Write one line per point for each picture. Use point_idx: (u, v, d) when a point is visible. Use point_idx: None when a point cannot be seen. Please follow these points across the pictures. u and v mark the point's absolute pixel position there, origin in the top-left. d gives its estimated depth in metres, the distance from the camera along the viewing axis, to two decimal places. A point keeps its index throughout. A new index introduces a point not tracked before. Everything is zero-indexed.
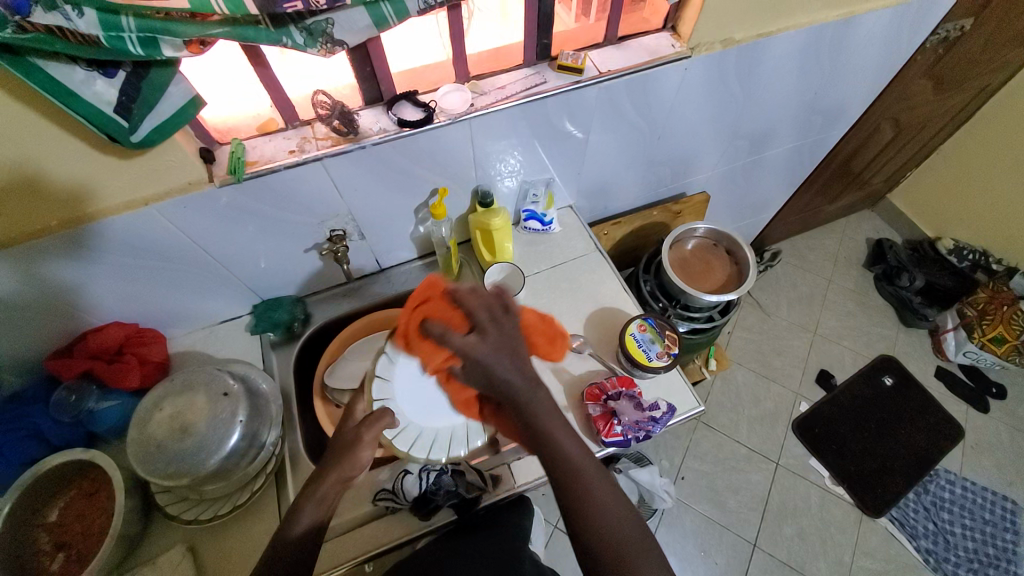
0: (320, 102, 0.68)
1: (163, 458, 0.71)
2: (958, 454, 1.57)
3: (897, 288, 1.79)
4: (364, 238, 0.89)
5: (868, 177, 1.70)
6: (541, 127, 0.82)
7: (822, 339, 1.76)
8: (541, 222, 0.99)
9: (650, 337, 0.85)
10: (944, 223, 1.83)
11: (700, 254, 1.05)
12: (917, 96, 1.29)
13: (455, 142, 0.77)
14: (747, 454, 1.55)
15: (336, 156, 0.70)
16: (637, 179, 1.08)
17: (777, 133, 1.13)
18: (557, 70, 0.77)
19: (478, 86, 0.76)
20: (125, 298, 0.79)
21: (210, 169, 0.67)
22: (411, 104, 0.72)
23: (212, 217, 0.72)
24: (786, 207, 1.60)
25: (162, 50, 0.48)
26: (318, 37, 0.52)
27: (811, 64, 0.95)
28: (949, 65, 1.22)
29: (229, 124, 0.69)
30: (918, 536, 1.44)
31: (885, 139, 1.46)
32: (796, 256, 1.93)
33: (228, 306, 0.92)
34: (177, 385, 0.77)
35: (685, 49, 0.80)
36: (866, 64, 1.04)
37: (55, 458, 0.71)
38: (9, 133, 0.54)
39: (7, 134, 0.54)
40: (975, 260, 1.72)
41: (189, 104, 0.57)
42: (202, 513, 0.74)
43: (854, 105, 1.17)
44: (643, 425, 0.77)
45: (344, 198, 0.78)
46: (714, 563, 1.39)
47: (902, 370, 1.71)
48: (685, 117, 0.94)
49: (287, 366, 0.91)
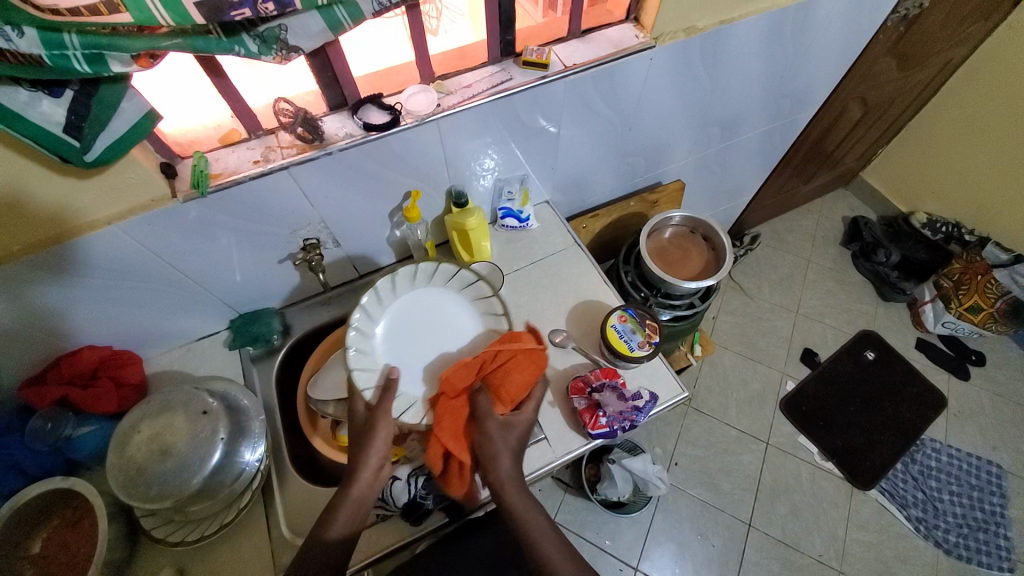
0: (282, 110, 0.67)
1: (145, 481, 0.70)
2: (941, 422, 1.61)
3: (874, 264, 1.82)
4: (339, 244, 0.88)
5: (841, 156, 1.72)
6: (512, 125, 0.82)
7: (805, 318, 1.79)
8: (518, 219, 0.99)
9: (631, 327, 0.85)
10: (915, 198, 1.86)
11: (677, 242, 1.06)
12: (882, 74, 1.31)
13: (425, 144, 0.76)
14: (738, 436, 1.57)
15: (302, 164, 0.69)
16: (611, 171, 1.08)
17: (747, 118, 1.14)
18: (522, 66, 0.77)
19: (444, 86, 0.75)
20: (96, 321, 0.78)
21: (173, 185, 0.66)
22: (377, 107, 0.71)
23: (180, 233, 0.71)
24: (762, 190, 1.62)
25: (110, 66, 0.47)
26: (273, 44, 0.51)
27: (775, 48, 0.96)
28: (912, 42, 1.24)
29: (190, 136, 0.67)
30: (908, 505, 1.48)
31: (853, 119, 1.48)
32: (775, 238, 1.96)
33: (205, 322, 0.90)
34: (155, 405, 0.75)
35: (648, 39, 0.80)
36: (830, 44, 1.05)
37: (34, 489, 0.69)
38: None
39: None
40: (948, 232, 1.74)
41: (145, 118, 0.56)
42: (189, 535, 0.73)
43: (820, 88, 1.19)
44: (626, 415, 0.77)
45: (315, 206, 0.77)
46: (712, 546, 1.40)
47: (884, 344, 1.74)
48: (654, 107, 0.94)
49: (269, 380, 0.89)
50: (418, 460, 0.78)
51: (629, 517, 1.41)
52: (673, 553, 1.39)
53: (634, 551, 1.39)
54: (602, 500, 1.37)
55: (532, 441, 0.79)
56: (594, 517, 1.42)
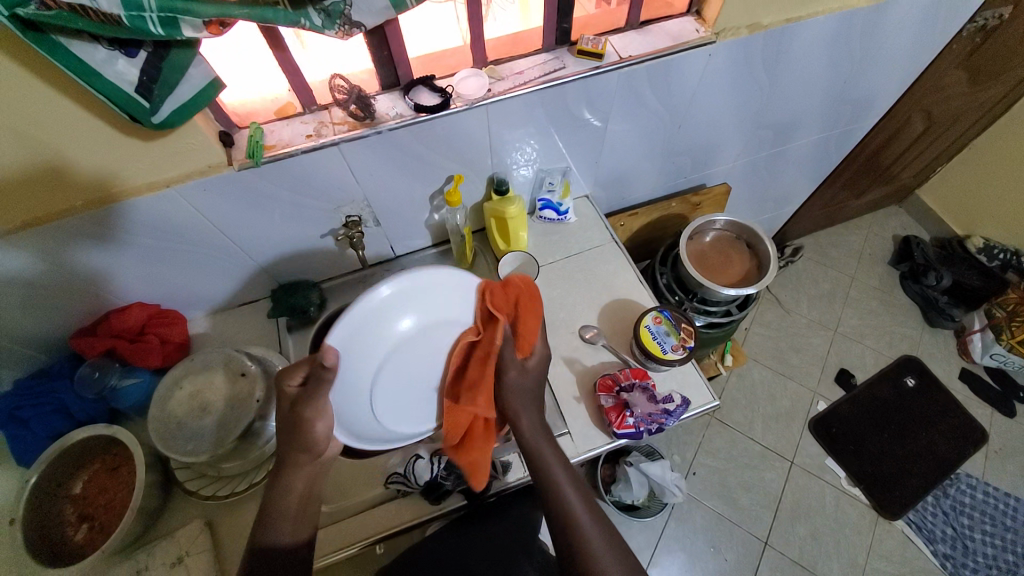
0: (337, 86, 0.67)
1: (182, 435, 0.73)
2: (981, 458, 1.53)
3: (922, 286, 1.73)
4: (379, 224, 0.89)
5: (897, 171, 1.64)
6: (558, 115, 0.80)
7: (843, 338, 1.72)
8: (556, 211, 0.98)
9: (665, 329, 0.84)
10: (974, 221, 1.76)
11: (718, 247, 1.03)
12: (950, 87, 1.25)
13: (471, 129, 0.76)
14: (761, 451, 1.53)
15: (352, 141, 0.70)
16: (654, 170, 1.06)
17: (803, 123, 1.10)
18: (576, 55, 0.75)
19: (495, 71, 0.75)
20: (147, 279, 0.81)
21: (229, 153, 0.68)
22: (428, 89, 0.71)
23: (230, 200, 0.73)
24: (808, 202, 1.57)
25: (182, 30, 0.48)
26: (336, 19, 0.51)
27: (841, 52, 0.91)
28: (987, 56, 1.17)
29: (248, 107, 0.69)
30: (936, 540, 1.41)
31: (915, 133, 1.41)
32: (817, 252, 1.89)
33: (247, 289, 0.93)
34: (195, 364, 0.79)
35: (708, 34, 0.77)
36: (899, 52, 1.00)
37: (79, 433, 0.74)
38: (20, 107, 0.54)
39: (17, 107, 0.54)
40: (1006, 260, 1.66)
41: (209, 85, 0.57)
42: (220, 490, 0.76)
43: (883, 96, 1.13)
44: (655, 417, 0.76)
45: (359, 183, 0.78)
46: (724, 560, 1.38)
47: (926, 371, 1.66)
48: (706, 106, 0.91)
49: (302, 350, 0.91)
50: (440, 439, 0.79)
51: (641, 522, 1.39)
52: (683, 562, 1.37)
53: (643, 556, 1.38)
54: (615, 501, 1.37)
55: (556, 435, 0.79)
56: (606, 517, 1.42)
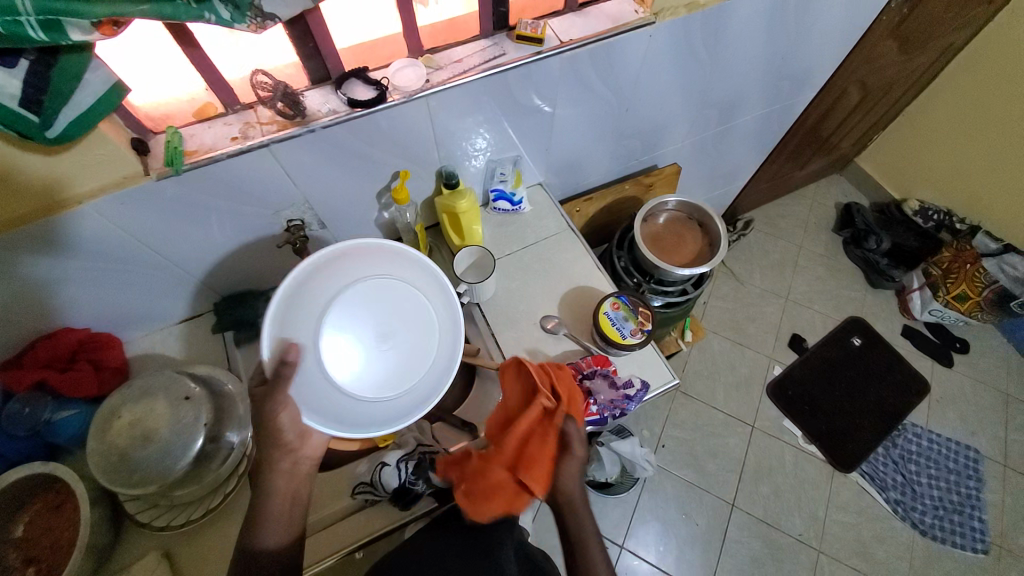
0: (260, 83, 0.63)
1: (128, 467, 0.69)
2: (924, 408, 1.65)
3: (865, 251, 1.82)
4: (324, 226, 0.85)
5: (836, 141, 1.71)
6: (504, 102, 0.78)
7: (794, 304, 1.80)
8: (510, 201, 0.96)
9: (623, 314, 0.84)
10: (909, 184, 1.86)
11: (671, 228, 1.04)
12: (882, 57, 1.29)
13: (413, 122, 0.73)
14: (725, 419, 1.59)
15: (284, 142, 0.65)
16: (605, 154, 1.05)
17: (746, 99, 1.11)
18: (516, 41, 0.73)
19: (433, 60, 0.71)
20: (71, 303, 0.75)
21: (146, 162, 0.62)
22: (362, 82, 0.67)
23: (156, 212, 0.67)
24: (756, 176, 1.61)
25: (70, 34, 0.43)
26: (246, 11, 0.47)
27: (778, 27, 0.93)
28: (914, 25, 1.22)
29: (164, 110, 0.63)
30: (888, 488, 1.52)
31: (851, 103, 1.46)
32: (767, 223, 1.95)
33: (188, 304, 0.87)
34: (135, 391, 0.74)
35: (648, 15, 0.76)
36: (832, 26, 1.02)
37: (13, 473, 0.67)
38: None
39: None
40: (940, 220, 1.75)
41: (112, 90, 0.52)
42: (175, 519, 0.72)
43: (820, 70, 1.17)
44: (618, 403, 0.77)
45: (298, 185, 0.74)
46: (696, 525, 1.44)
47: (871, 330, 1.76)
48: (652, 87, 0.91)
49: (253, 363, 0.87)
50: (406, 445, 0.78)
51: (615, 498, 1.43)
52: (658, 532, 1.42)
53: (620, 530, 1.42)
54: (590, 480, 1.40)
55: None
56: None
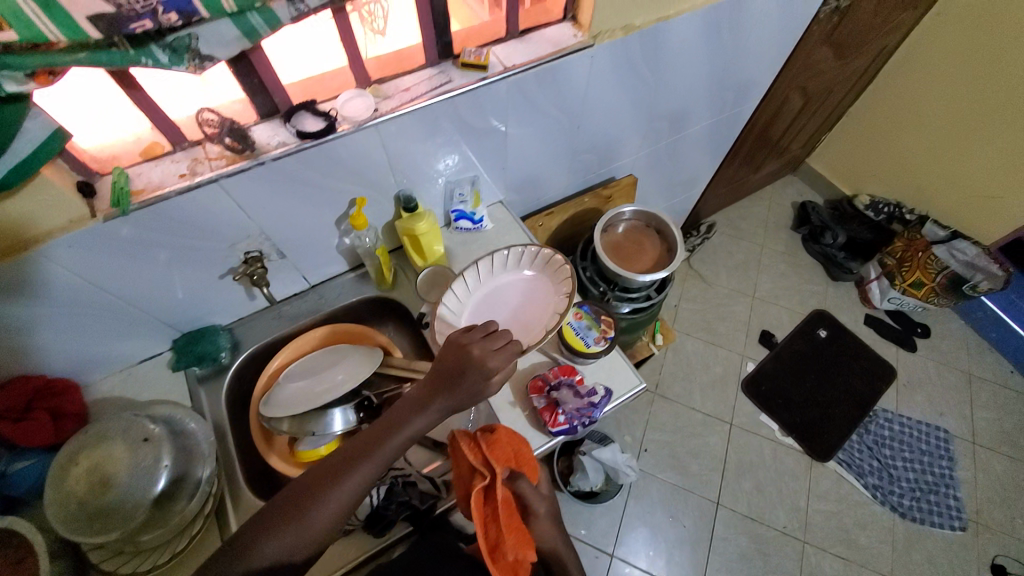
0: (207, 120, 0.64)
1: (89, 514, 0.68)
2: (892, 393, 1.70)
3: (823, 246, 1.91)
4: (283, 256, 0.85)
5: (786, 144, 1.78)
6: (455, 126, 0.80)
7: (761, 301, 1.86)
8: (471, 220, 0.98)
9: (586, 323, 0.88)
10: (858, 180, 1.95)
11: (631, 236, 1.08)
12: (820, 64, 1.37)
13: (366, 149, 0.74)
14: (703, 418, 1.62)
15: (233, 176, 0.66)
16: (563, 169, 1.09)
17: (693, 111, 1.17)
18: (461, 68, 0.76)
19: (380, 90, 0.73)
20: (20, 353, 0.73)
21: (92, 204, 0.62)
22: (311, 114, 0.69)
23: (106, 254, 0.67)
24: (713, 180, 1.67)
25: (4, 85, 0.44)
26: (184, 54, 0.49)
27: (714, 43, 0.98)
28: (844, 34, 1.30)
29: (109, 151, 0.63)
30: (865, 474, 1.56)
31: (795, 108, 1.54)
32: (728, 225, 2.02)
33: (147, 344, 0.86)
34: (91, 437, 0.72)
35: (586, 38, 0.80)
36: (766, 39, 1.09)
37: None
38: None
39: None
40: (891, 212, 1.84)
41: (52, 138, 0.53)
42: (139, 566, 0.70)
43: (761, 79, 1.23)
44: (584, 412, 0.78)
45: (252, 217, 0.74)
46: (683, 527, 1.45)
47: (835, 321, 1.83)
48: (600, 105, 0.95)
49: (218, 400, 0.86)
50: None
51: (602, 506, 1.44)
52: (646, 536, 1.43)
53: (609, 538, 1.42)
54: (575, 491, 1.39)
55: None
56: (568, 508, 1.45)
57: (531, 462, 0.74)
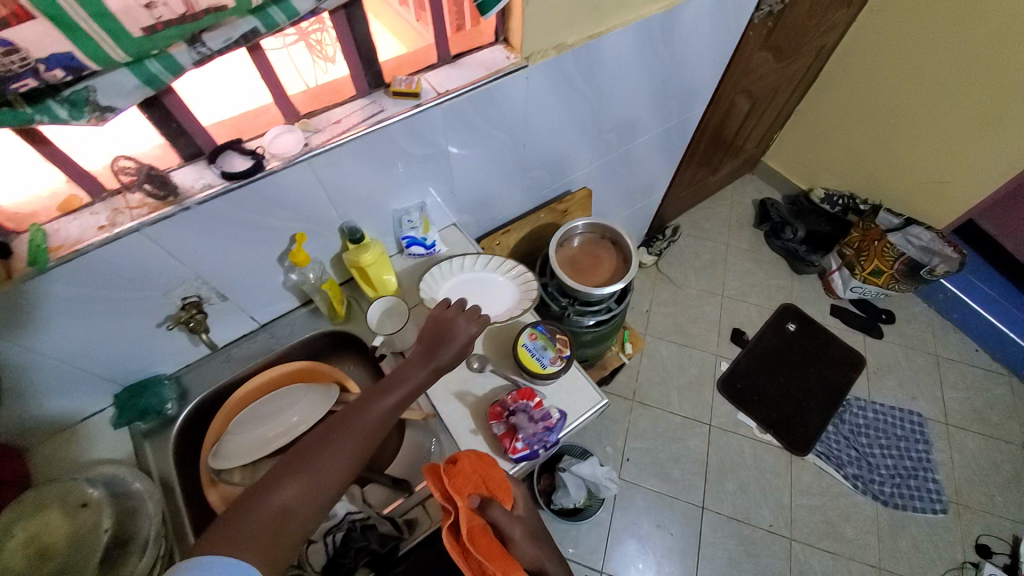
0: (122, 168, 0.61)
1: None
2: (864, 381, 1.73)
3: (784, 241, 1.94)
4: (226, 298, 0.82)
5: (740, 145, 1.83)
6: (393, 155, 0.79)
7: (729, 300, 1.88)
8: (423, 246, 0.95)
9: (541, 344, 0.86)
10: (812, 174, 2.01)
11: (587, 249, 1.08)
12: (761, 67, 1.41)
13: (301, 185, 0.73)
14: (682, 422, 1.62)
15: (157, 223, 0.64)
16: (515, 187, 1.09)
17: (640, 121, 1.18)
18: (393, 97, 0.75)
19: (310, 124, 0.72)
20: None
21: (7, 266, 0.58)
22: (238, 153, 0.67)
23: (24, 315, 0.63)
24: (672, 185, 1.69)
25: None
26: (83, 107, 0.48)
27: (651, 55, 0.99)
28: (781, 37, 1.34)
29: (24, 207, 0.60)
30: (844, 464, 1.57)
31: (743, 110, 1.58)
32: (693, 227, 2.05)
33: (85, 402, 0.82)
34: (27, 506, 0.68)
35: (519, 59, 0.80)
36: (703, 47, 1.11)
37: None
38: None
39: None
40: (845, 203, 1.88)
41: None
42: None
43: (704, 85, 1.26)
44: (541, 436, 0.76)
45: (185, 262, 0.72)
46: (670, 535, 1.44)
47: (802, 314, 1.86)
48: (544, 122, 0.95)
49: (165, 453, 0.82)
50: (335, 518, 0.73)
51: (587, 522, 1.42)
52: (634, 549, 1.41)
53: (597, 555, 1.40)
54: (558, 509, 1.37)
55: None
56: (553, 527, 1.42)
57: (503, 486, 0.70)
